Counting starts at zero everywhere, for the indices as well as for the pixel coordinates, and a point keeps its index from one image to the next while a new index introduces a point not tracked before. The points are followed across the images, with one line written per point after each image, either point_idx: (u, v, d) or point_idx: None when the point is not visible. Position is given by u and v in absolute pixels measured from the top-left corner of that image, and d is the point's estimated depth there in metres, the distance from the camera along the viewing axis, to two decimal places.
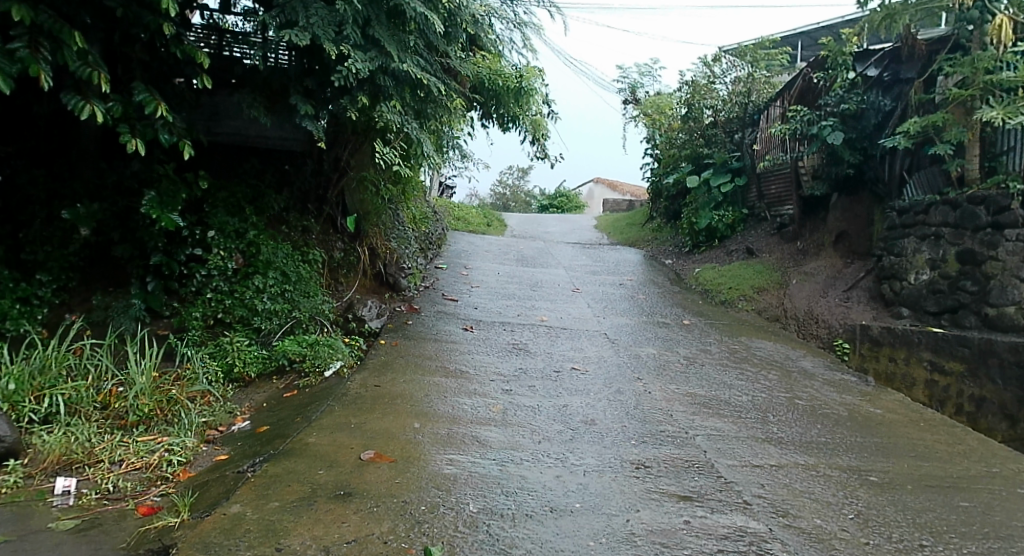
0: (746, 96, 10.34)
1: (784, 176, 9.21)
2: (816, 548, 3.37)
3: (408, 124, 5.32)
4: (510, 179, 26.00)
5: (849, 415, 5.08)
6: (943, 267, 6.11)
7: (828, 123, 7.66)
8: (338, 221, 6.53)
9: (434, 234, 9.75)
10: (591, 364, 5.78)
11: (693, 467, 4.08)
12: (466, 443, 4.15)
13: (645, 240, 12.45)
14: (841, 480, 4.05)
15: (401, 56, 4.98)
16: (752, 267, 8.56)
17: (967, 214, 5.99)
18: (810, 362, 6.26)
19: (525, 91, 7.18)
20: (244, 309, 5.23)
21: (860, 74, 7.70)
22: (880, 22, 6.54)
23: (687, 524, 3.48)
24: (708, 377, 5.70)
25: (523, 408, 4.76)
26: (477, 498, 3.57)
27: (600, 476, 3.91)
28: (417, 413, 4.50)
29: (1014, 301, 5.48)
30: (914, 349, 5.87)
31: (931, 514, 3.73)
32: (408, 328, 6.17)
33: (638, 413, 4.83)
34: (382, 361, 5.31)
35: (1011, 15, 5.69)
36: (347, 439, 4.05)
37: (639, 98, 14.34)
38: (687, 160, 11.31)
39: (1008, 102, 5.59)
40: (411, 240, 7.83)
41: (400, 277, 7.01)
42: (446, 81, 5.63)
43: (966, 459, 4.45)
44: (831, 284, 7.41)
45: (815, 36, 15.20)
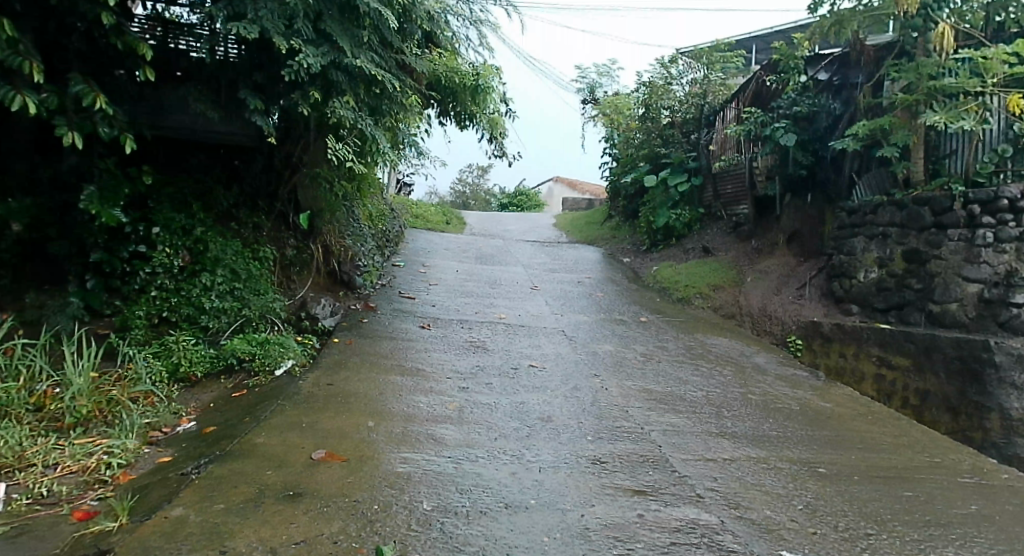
0: (702, 98, 10.40)
1: (739, 177, 9.41)
2: (765, 539, 3.42)
3: (362, 121, 5.26)
4: (469, 177, 25.89)
5: (800, 409, 5.19)
6: (890, 266, 6.34)
7: (780, 125, 7.79)
8: (290, 217, 6.34)
9: (392, 233, 9.70)
10: (548, 362, 5.81)
11: (648, 462, 4.13)
12: (422, 442, 4.13)
13: (604, 239, 12.52)
14: (791, 472, 4.13)
15: (354, 51, 4.94)
16: (707, 265, 8.69)
17: (912, 214, 6.21)
18: (763, 357, 6.39)
19: (482, 89, 7.19)
20: (191, 307, 5.12)
21: (811, 78, 7.85)
22: (829, 28, 6.72)
23: (641, 518, 3.52)
24: (664, 373, 5.77)
25: (479, 405, 4.75)
26: (431, 497, 3.55)
27: (556, 472, 3.93)
28: (372, 412, 4.45)
29: (956, 298, 5.70)
30: (863, 344, 6.07)
31: (876, 504, 3.82)
32: (364, 327, 6.11)
33: (595, 409, 4.87)
34: (336, 361, 5.24)
35: (951, 24, 5.89)
36: (297, 439, 3.99)
37: (597, 98, 14.46)
38: (645, 160, 11.41)
39: (951, 106, 5.76)
40: (367, 238, 7.75)
41: (355, 274, 6.93)
42: (401, 77, 5.57)
43: (911, 451, 4.58)
44: (785, 281, 7.56)
45: (769, 39, 15.55)
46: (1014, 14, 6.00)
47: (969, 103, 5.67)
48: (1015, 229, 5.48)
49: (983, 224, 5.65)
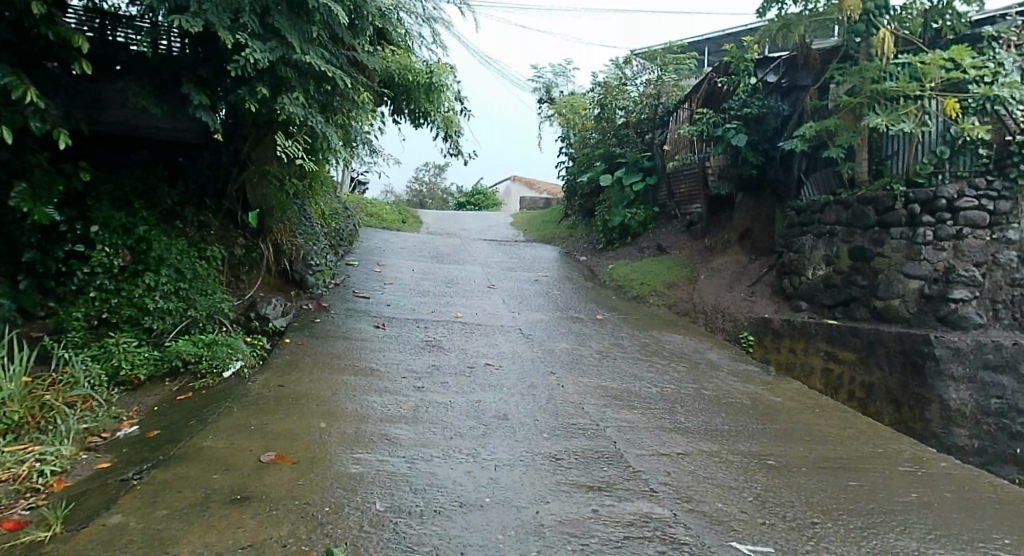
0: (656, 98, 10.56)
1: (692, 176, 9.56)
2: (716, 530, 3.47)
3: (312, 117, 5.16)
4: (425, 175, 25.73)
5: (751, 403, 5.28)
6: (836, 263, 6.50)
7: (732, 126, 7.94)
8: (239, 216, 6.21)
9: (345, 231, 9.60)
10: (505, 360, 5.80)
11: (603, 458, 4.15)
12: (375, 442, 4.09)
13: (560, 237, 12.58)
14: (742, 465, 4.20)
15: (303, 47, 4.87)
16: (662, 262, 8.79)
17: (858, 213, 6.38)
18: (716, 354, 6.48)
19: (436, 87, 7.18)
20: (133, 308, 4.97)
21: (761, 79, 7.97)
22: (777, 32, 6.87)
23: (595, 513, 3.53)
24: (619, 370, 5.83)
25: (434, 404, 4.73)
26: (384, 497, 3.52)
27: (511, 470, 3.92)
28: (324, 413, 4.40)
29: (900, 295, 5.92)
30: (812, 340, 6.26)
31: (823, 493, 3.91)
32: (316, 327, 6.02)
33: (551, 406, 4.88)
34: (287, 361, 5.16)
35: (893, 29, 6.05)
36: (246, 442, 3.92)
37: (553, 97, 14.52)
38: (600, 160, 11.42)
39: (892, 109, 5.93)
40: (320, 237, 7.64)
41: (307, 274, 6.81)
42: (352, 74, 5.50)
43: (856, 441, 4.70)
44: (737, 279, 7.70)
45: (721, 42, 15.82)
46: (950, 21, 6.21)
47: (909, 106, 5.86)
48: (953, 228, 5.79)
49: (923, 224, 5.90)
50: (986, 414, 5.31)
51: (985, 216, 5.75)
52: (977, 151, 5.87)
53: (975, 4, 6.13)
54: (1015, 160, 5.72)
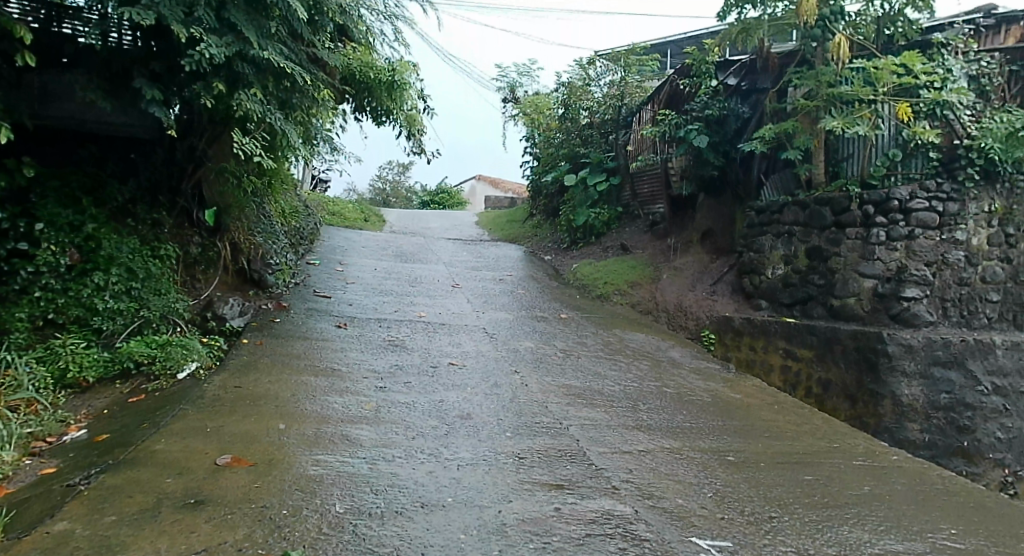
0: (619, 100, 10.61)
1: (655, 177, 9.64)
2: (676, 526, 3.50)
3: (271, 114, 5.08)
4: (389, 175, 25.54)
5: (712, 401, 5.34)
6: (794, 263, 6.62)
7: (694, 127, 8.01)
8: (195, 214, 6.10)
9: (306, 229, 9.48)
10: (468, 359, 5.78)
11: (565, 456, 4.16)
12: (335, 443, 4.04)
13: (525, 237, 12.58)
14: (703, 461, 4.25)
15: (260, 43, 4.80)
16: (626, 263, 8.79)
17: (815, 214, 6.49)
18: (678, 352, 6.54)
19: (398, 85, 7.11)
20: (81, 308, 4.86)
21: (721, 83, 8.02)
22: (737, 35, 6.94)
23: (557, 512, 3.54)
24: (583, 369, 5.85)
25: (397, 405, 4.69)
26: (344, 498, 3.48)
27: (474, 469, 3.91)
28: (283, 414, 4.33)
29: (854, 293, 6.04)
30: (771, 338, 6.36)
31: (780, 488, 3.97)
32: (275, 327, 5.92)
33: (515, 406, 4.87)
34: (245, 361, 5.08)
35: (848, 34, 6.13)
36: (200, 445, 3.84)
37: (518, 97, 14.52)
38: (566, 160, 11.39)
39: (848, 112, 6.06)
40: (280, 236, 7.53)
41: (266, 273, 6.68)
42: (312, 71, 5.43)
43: (812, 437, 4.78)
44: (699, 278, 7.79)
45: (683, 44, 15.99)
46: (901, 28, 6.42)
47: (863, 110, 5.99)
48: (905, 228, 5.93)
49: (877, 224, 6.01)
50: (936, 408, 5.46)
51: (935, 216, 5.91)
52: (928, 154, 6.04)
53: (925, 12, 6.32)
54: (963, 163, 5.93)
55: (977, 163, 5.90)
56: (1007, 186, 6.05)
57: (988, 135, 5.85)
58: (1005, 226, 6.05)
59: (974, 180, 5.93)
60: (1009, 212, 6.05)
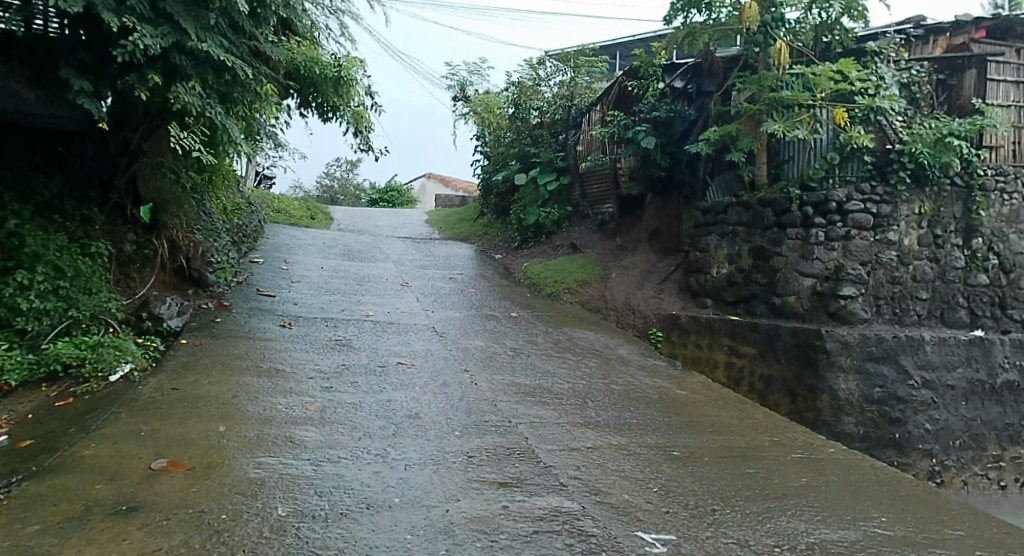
0: (569, 100, 10.75)
1: (604, 177, 9.72)
2: (622, 521, 3.52)
3: (211, 108, 4.93)
4: (336, 172, 25.19)
5: (658, 397, 5.40)
6: (738, 262, 6.75)
7: (642, 128, 8.14)
8: (129, 210, 5.92)
9: (250, 226, 9.29)
10: (417, 359, 5.72)
11: (514, 454, 4.16)
12: (278, 445, 3.96)
13: (476, 236, 12.55)
14: (649, 457, 4.29)
15: (199, 34, 4.66)
16: (575, 262, 8.75)
17: (757, 215, 6.62)
18: (627, 349, 6.60)
19: (345, 81, 7.01)
20: (4, 309, 4.62)
21: (669, 85, 8.17)
22: (683, 39, 7.02)
23: (505, 509, 3.52)
24: (532, 367, 5.85)
25: (344, 405, 4.61)
26: (287, 501, 3.41)
27: (422, 468, 3.87)
28: (223, 416, 4.23)
29: (795, 292, 6.22)
30: (715, 335, 6.48)
31: (722, 481, 4.04)
32: (216, 327, 5.77)
33: (464, 404, 4.84)
34: (183, 363, 4.94)
35: (788, 41, 6.30)
36: (134, 449, 3.71)
37: (467, 95, 14.48)
38: (516, 159, 11.40)
39: (789, 117, 6.20)
40: (221, 233, 7.36)
41: (206, 272, 6.50)
42: (255, 65, 5.31)
43: (754, 431, 4.88)
44: (647, 277, 7.88)
45: (631, 46, 16.19)
46: (838, 37, 6.53)
47: (803, 114, 6.13)
48: (843, 228, 6.11)
49: (816, 224, 6.17)
50: (870, 402, 5.65)
51: (870, 218, 6.11)
52: (863, 158, 6.28)
53: (861, 21, 6.48)
54: (895, 167, 6.18)
55: (908, 167, 6.15)
56: (935, 190, 6.25)
57: (918, 141, 6.11)
58: (933, 228, 6.26)
59: (905, 184, 6.16)
60: (937, 215, 6.26)
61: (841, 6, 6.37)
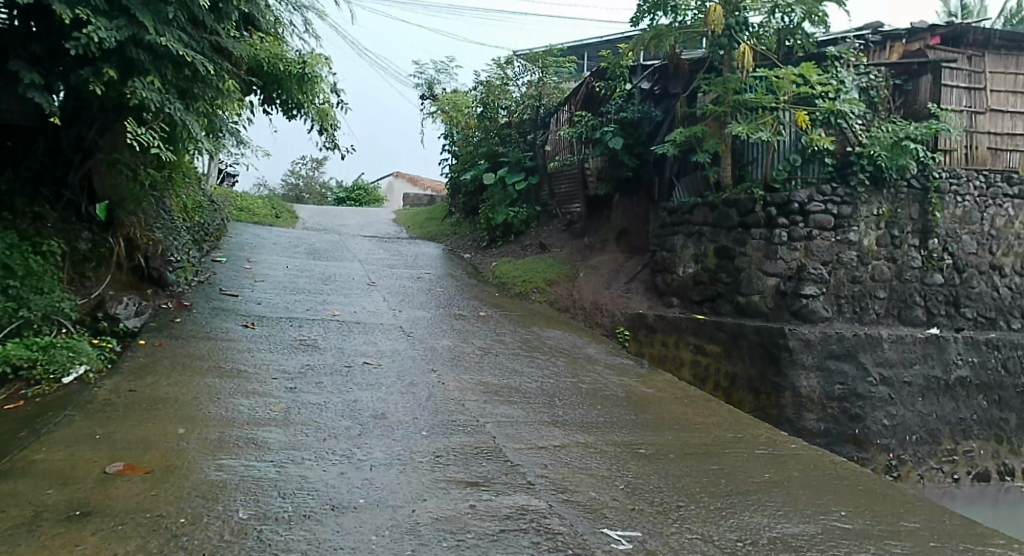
0: (537, 100, 10.79)
1: (572, 177, 9.74)
2: (589, 518, 3.52)
3: (170, 104, 4.83)
4: (302, 170, 24.90)
5: (625, 396, 5.43)
6: (704, 262, 6.81)
7: (609, 130, 8.16)
8: (83, 208, 5.79)
9: (212, 225, 9.14)
10: (384, 359, 5.67)
11: (481, 453, 4.14)
12: (240, 447, 3.89)
13: (444, 235, 12.50)
14: (616, 454, 4.31)
15: (157, 28, 4.57)
16: (543, 260, 8.80)
17: (722, 215, 6.68)
18: (594, 348, 6.62)
19: (309, 78, 6.92)
20: None
21: (636, 87, 8.19)
22: (649, 41, 7.00)
23: (472, 509, 3.50)
24: (501, 366, 5.84)
25: (308, 406, 4.55)
26: (249, 504, 3.35)
27: (388, 469, 3.84)
28: (183, 418, 4.15)
29: (759, 291, 6.30)
30: (682, 334, 6.53)
31: (688, 478, 4.07)
32: (176, 327, 5.66)
33: (431, 404, 4.81)
34: (141, 364, 4.84)
35: (750, 44, 6.38)
36: (88, 453, 3.62)
37: (435, 93, 14.41)
38: (484, 158, 11.32)
39: (752, 119, 6.27)
40: (182, 232, 7.22)
41: (167, 271, 6.35)
42: (217, 61, 5.21)
43: (719, 428, 4.93)
44: (614, 276, 7.91)
45: (599, 47, 16.27)
46: (800, 41, 6.72)
47: (766, 116, 6.23)
48: (804, 228, 6.21)
49: (779, 224, 6.25)
50: (831, 399, 5.74)
51: (831, 219, 6.22)
52: (823, 160, 6.40)
53: (821, 26, 6.65)
54: (855, 169, 6.28)
55: (867, 169, 6.26)
56: (893, 191, 6.38)
57: (876, 144, 6.22)
58: (891, 228, 6.37)
59: (864, 186, 6.28)
60: (895, 216, 6.38)
61: (803, 12, 6.55)
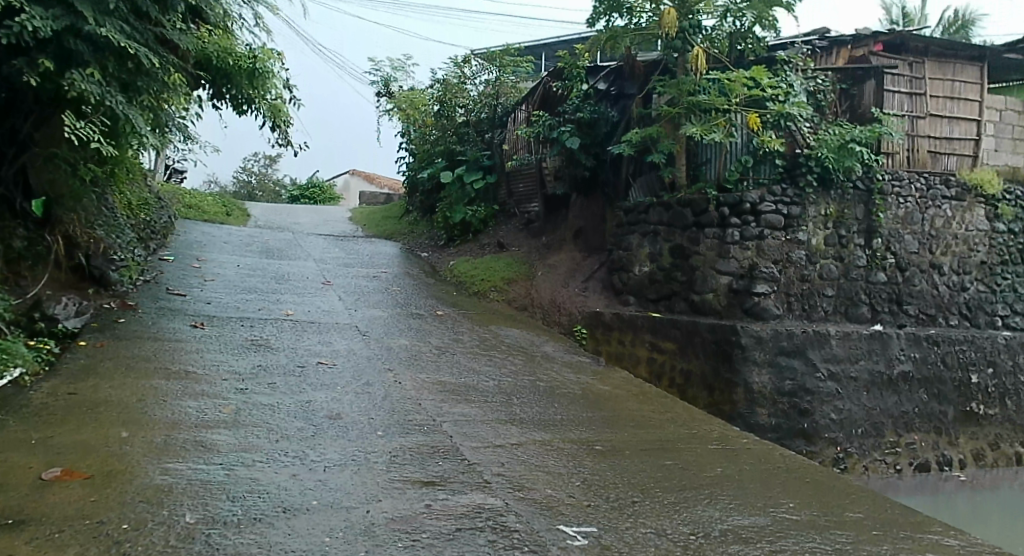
0: (495, 98, 10.72)
1: (530, 176, 9.72)
2: (545, 515, 3.51)
3: (111, 97, 4.66)
4: (254, 166, 24.45)
5: (582, 393, 5.44)
6: (659, 261, 6.86)
7: (566, 129, 8.17)
8: (19, 203, 5.48)
9: (158, 223, 8.89)
10: (338, 359, 5.58)
11: (437, 452, 4.10)
12: (188, 449, 3.79)
13: (400, 233, 12.39)
14: (572, 452, 4.31)
15: (97, 18, 4.46)
16: (502, 259, 8.77)
17: (677, 214, 6.75)
18: (552, 346, 6.61)
19: (260, 73, 6.82)
20: None
21: (591, 87, 8.33)
22: (605, 43, 7.05)
23: (428, 508, 3.46)
24: (458, 365, 5.80)
25: (259, 407, 4.46)
26: (196, 508, 3.25)
27: (342, 470, 3.77)
28: (127, 421, 4.02)
29: (712, 289, 6.35)
30: (638, 332, 6.58)
31: (643, 474, 4.08)
32: (118, 327, 5.53)
33: (387, 404, 4.75)
34: (82, 366, 4.69)
35: (702, 48, 6.49)
36: (24, 459, 3.48)
37: (392, 91, 14.28)
38: (441, 156, 11.26)
39: (706, 120, 6.35)
40: (125, 229, 7.01)
41: (109, 270, 6.22)
42: (162, 53, 5.09)
43: (674, 424, 4.97)
44: (572, 275, 7.92)
45: (556, 48, 16.35)
46: (751, 45, 6.80)
47: (719, 118, 6.32)
48: (756, 228, 6.30)
49: (732, 224, 6.33)
50: (781, 394, 5.84)
51: (781, 219, 6.33)
52: (774, 162, 6.54)
53: (772, 31, 6.73)
54: (803, 170, 6.40)
55: (815, 171, 6.39)
56: (839, 193, 6.53)
57: (823, 146, 6.37)
58: (838, 228, 6.52)
59: (812, 187, 6.41)
60: (842, 216, 6.53)
61: (753, 17, 6.62)
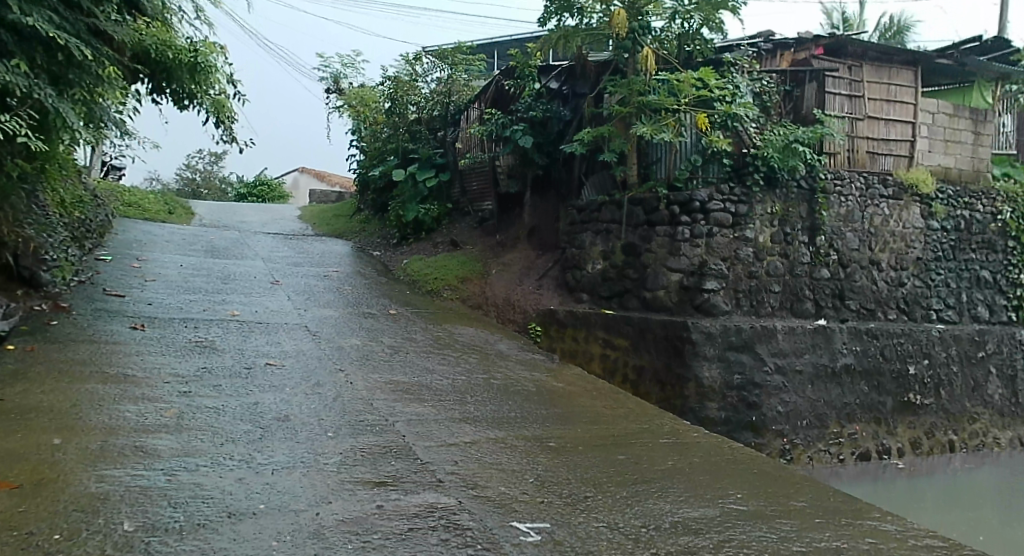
0: (447, 96, 10.58)
1: (482, 174, 9.66)
2: (498, 512, 3.47)
3: (41, 89, 4.47)
4: (200, 163, 23.88)
5: (536, 390, 5.42)
6: (612, 258, 6.88)
7: (519, 127, 8.13)
8: None
9: (95, 222, 8.58)
10: (287, 359, 5.47)
11: (389, 452, 4.03)
12: (126, 455, 3.65)
13: (351, 231, 12.22)
14: (525, 449, 4.29)
15: (22, 8, 4.29)
16: (455, 257, 8.69)
17: (628, 212, 6.78)
18: (505, 343, 6.59)
19: (203, 67, 6.59)
20: None
21: (545, 86, 8.32)
22: (556, 42, 6.97)
23: (380, 508, 3.40)
24: (410, 364, 5.73)
25: (203, 410, 4.33)
26: (134, 515, 3.13)
27: (290, 472, 3.68)
28: (60, 427, 3.86)
29: (663, 286, 6.39)
30: (590, 328, 6.59)
31: (595, 469, 4.08)
32: (52, 330, 5.30)
33: (338, 405, 4.66)
34: (12, 371, 4.49)
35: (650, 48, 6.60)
36: None
37: (342, 87, 14.07)
38: (393, 154, 11.26)
39: (656, 120, 6.38)
40: (59, 228, 6.74)
41: (40, 270, 5.96)
42: (95, 45, 4.90)
43: (627, 420, 4.99)
44: (525, 272, 7.91)
45: (507, 47, 16.35)
46: (699, 46, 6.87)
47: (668, 118, 6.35)
48: (706, 226, 6.37)
49: (682, 222, 6.38)
50: (730, 387, 5.92)
51: (729, 216, 6.41)
52: (722, 161, 6.59)
53: (719, 33, 6.82)
54: (750, 169, 6.52)
55: (761, 170, 6.51)
56: (784, 191, 6.65)
57: (768, 146, 6.48)
58: (783, 225, 6.64)
59: (759, 186, 6.52)
60: (787, 213, 6.65)
61: (701, 19, 6.71)
